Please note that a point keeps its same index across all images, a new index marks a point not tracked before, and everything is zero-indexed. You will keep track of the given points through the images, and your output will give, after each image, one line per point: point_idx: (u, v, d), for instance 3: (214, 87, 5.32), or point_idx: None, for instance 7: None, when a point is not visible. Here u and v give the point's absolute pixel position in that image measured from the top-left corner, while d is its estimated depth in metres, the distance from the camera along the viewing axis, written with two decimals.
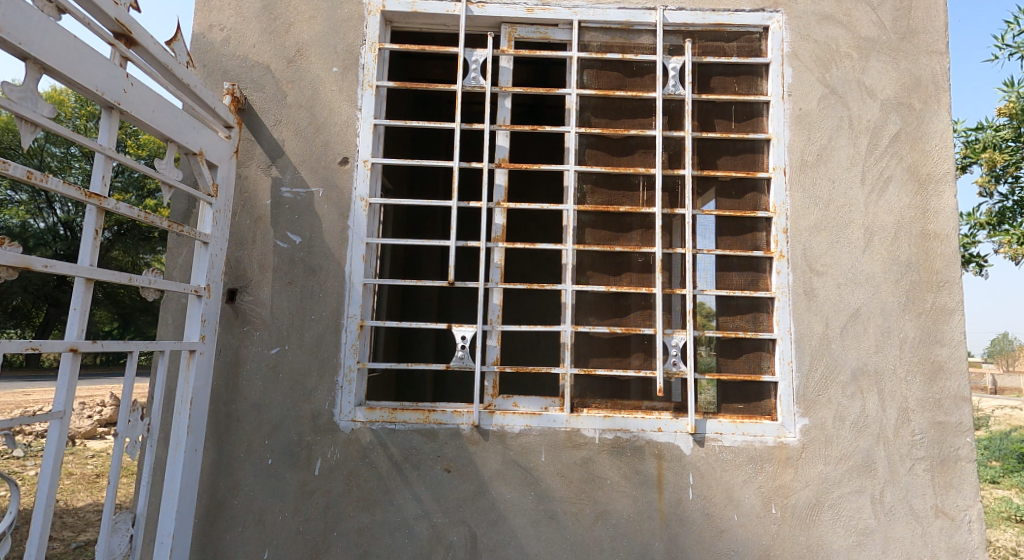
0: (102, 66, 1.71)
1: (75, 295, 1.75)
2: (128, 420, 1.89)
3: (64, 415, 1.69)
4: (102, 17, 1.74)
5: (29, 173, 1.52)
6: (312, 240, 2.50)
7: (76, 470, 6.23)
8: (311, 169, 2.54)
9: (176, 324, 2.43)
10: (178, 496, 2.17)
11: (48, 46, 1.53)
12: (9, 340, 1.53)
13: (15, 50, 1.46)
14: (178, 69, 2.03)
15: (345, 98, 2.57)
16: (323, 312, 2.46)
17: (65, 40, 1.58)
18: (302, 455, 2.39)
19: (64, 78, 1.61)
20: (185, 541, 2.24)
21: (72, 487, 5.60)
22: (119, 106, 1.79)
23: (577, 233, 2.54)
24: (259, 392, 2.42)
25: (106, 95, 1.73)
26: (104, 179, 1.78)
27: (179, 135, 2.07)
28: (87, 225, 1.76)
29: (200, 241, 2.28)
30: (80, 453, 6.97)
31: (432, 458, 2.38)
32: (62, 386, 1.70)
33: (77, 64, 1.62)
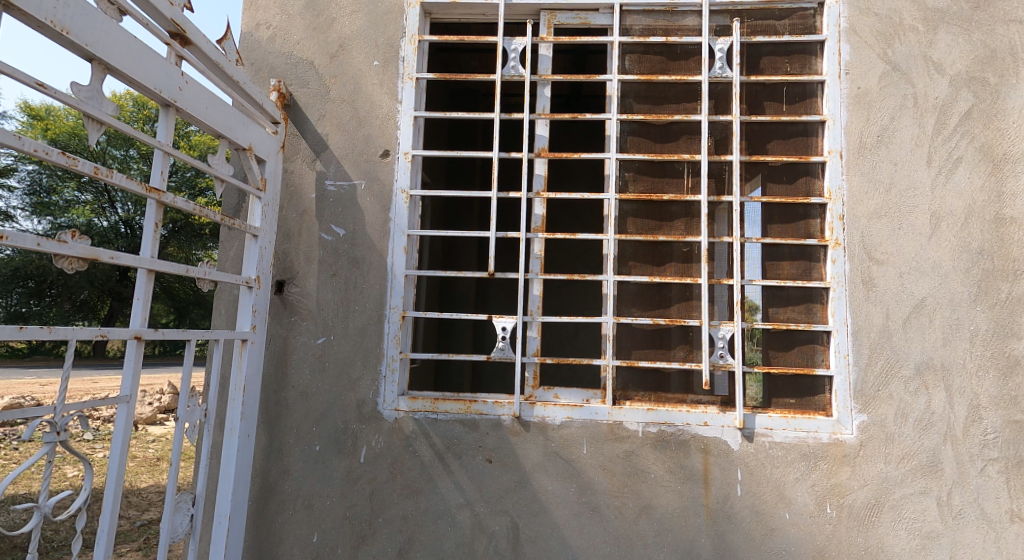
0: (159, 65, 1.79)
1: (138, 286, 1.84)
2: (187, 406, 1.98)
3: (131, 400, 1.78)
4: (159, 18, 1.81)
5: (95, 169, 1.60)
6: (355, 232, 2.56)
7: (138, 453, 6.63)
8: (353, 163, 2.59)
9: (229, 315, 2.52)
10: (234, 479, 2.27)
11: (111, 47, 1.61)
12: (81, 327, 1.62)
13: (81, 51, 1.54)
14: (228, 66, 2.09)
15: (386, 92, 2.61)
16: (367, 303, 2.51)
17: (126, 40, 1.66)
18: (348, 442, 2.45)
19: (126, 78, 1.69)
20: (241, 523, 2.34)
21: (134, 469, 5.99)
22: (176, 104, 1.87)
23: (619, 223, 2.48)
24: (307, 380, 2.50)
25: (163, 94, 1.81)
26: (162, 175, 1.85)
27: (229, 131, 2.14)
28: (148, 219, 1.85)
29: (250, 234, 2.36)
30: (142, 437, 7.45)
31: (474, 448, 2.40)
32: (128, 372, 1.79)
33: (138, 63, 1.70)
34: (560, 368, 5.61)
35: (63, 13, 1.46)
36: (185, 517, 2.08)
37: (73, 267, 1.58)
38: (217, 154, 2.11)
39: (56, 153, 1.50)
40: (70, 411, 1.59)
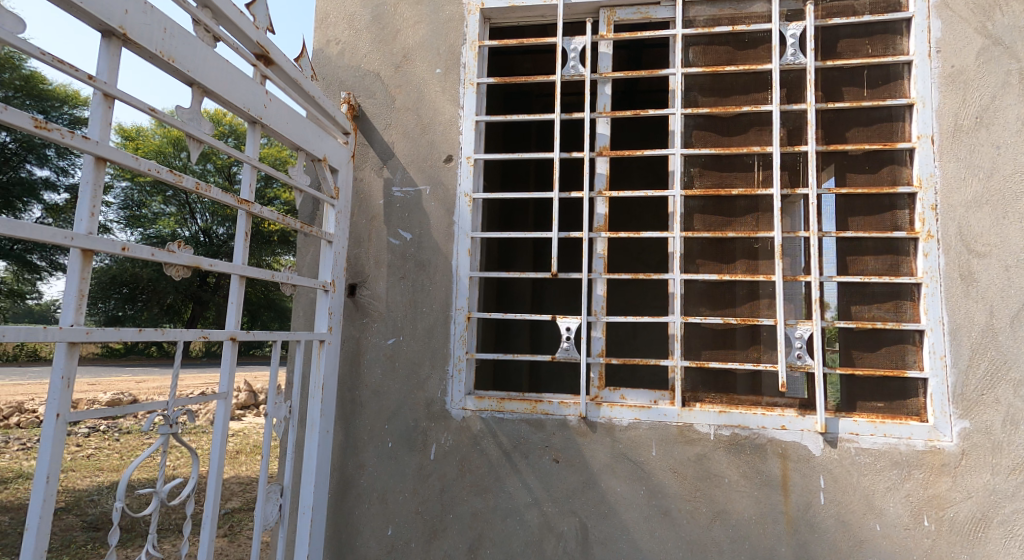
0: (247, 86, 1.92)
1: (231, 291, 1.98)
2: (274, 402, 2.12)
3: (228, 396, 1.92)
4: (246, 41, 1.94)
5: (197, 184, 1.74)
6: (421, 236, 2.64)
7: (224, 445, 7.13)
8: (418, 169, 2.68)
9: (307, 316, 2.67)
10: (316, 472, 2.40)
11: (207, 71, 1.75)
12: (185, 330, 1.78)
13: (183, 77, 1.68)
14: (306, 82, 2.22)
15: (449, 98, 2.67)
16: (434, 304, 2.59)
17: (219, 64, 1.79)
18: (419, 439, 2.53)
19: (220, 98, 1.83)
20: (322, 515, 2.47)
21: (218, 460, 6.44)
22: (261, 121, 2.00)
23: (685, 220, 2.41)
24: (379, 379, 2.60)
25: (251, 111, 1.95)
26: (250, 187, 1.99)
27: (306, 143, 2.27)
28: (239, 229, 1.99)
29: (325, 240, 2.49)
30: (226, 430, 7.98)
31: (541, 448, 2.41)
32: (225, 371, 1.94)
33: (229, 84, 1.84)
34: (620, 368, 5.51)
35: (170, 43, 1.61)
36: (273, 506, 2.23)
37: (179, 274, 1.74)
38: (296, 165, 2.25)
39: (167, 170, 1.63)
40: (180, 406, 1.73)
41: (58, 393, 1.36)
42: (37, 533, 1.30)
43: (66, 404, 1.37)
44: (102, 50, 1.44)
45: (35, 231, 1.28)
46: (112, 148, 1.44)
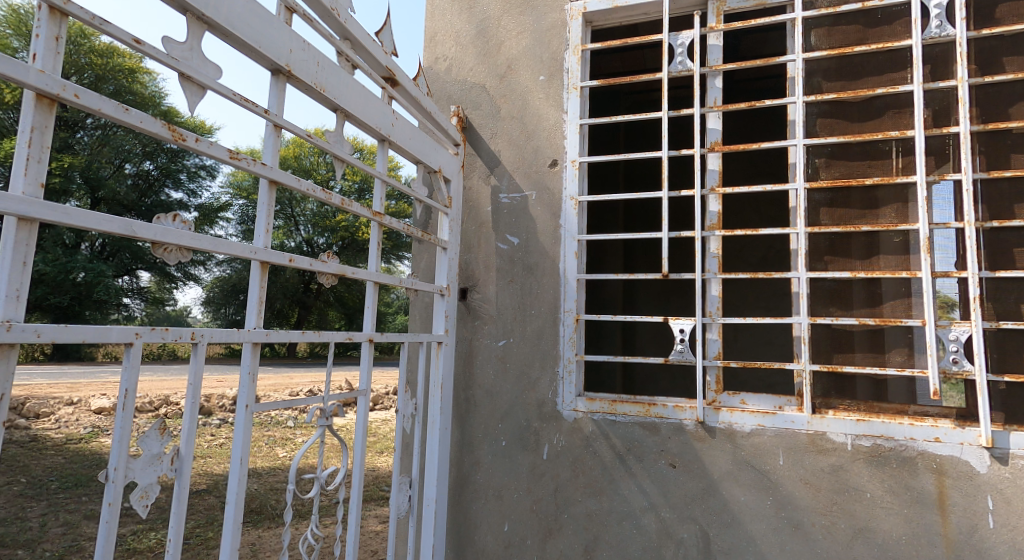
0: (377, 106, 2.08)
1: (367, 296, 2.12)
2: (404, 400, 2.28)
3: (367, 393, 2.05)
4: (375, 66, 2.10)
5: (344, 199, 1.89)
6: (528, 241, 2.68)
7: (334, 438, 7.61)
8: (524, 175, 2.73)
9: (423, 319, 2.81)
10: (438, 467, 2.50)
11: (349, 97, 1.92)
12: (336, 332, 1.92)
13: (331, 104, 1.87)
14: (424, 99, 2.36)
15: (552, 104, 2.71)
16: (542, 307, 2.62)
17: (356, 89, 1.97)
18: (531, 439, 2.57)
19: (358, 120, 2.00)
20: (444, 508, 2.57)
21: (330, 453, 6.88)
22: (389, 138, 2.16)
23: (810, 214, 2.29)
24: (491, 380, 2.67)
25: (381, 130, 2.10)
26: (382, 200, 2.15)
27: (425, 156, 2.41)
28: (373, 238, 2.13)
29: (440, 247, 2.60)
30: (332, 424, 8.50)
31: (656, 452, 2.36)
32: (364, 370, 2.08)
33: (365, 107, 2.00)
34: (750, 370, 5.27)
35: (322, 75, 1.79)
36: (404, 497, 2.34)
37: (329, 282, 1.90)
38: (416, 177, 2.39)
39: (322, 190, 1.75)
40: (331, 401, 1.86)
41: (247, 386, 1.52)
42: (236, 509, 1.48)
43: (251, 394, 1.53)
44: (272, 87, 1.62)
45: (226, 248, 1.41)
46: (282, 170, 1.59)
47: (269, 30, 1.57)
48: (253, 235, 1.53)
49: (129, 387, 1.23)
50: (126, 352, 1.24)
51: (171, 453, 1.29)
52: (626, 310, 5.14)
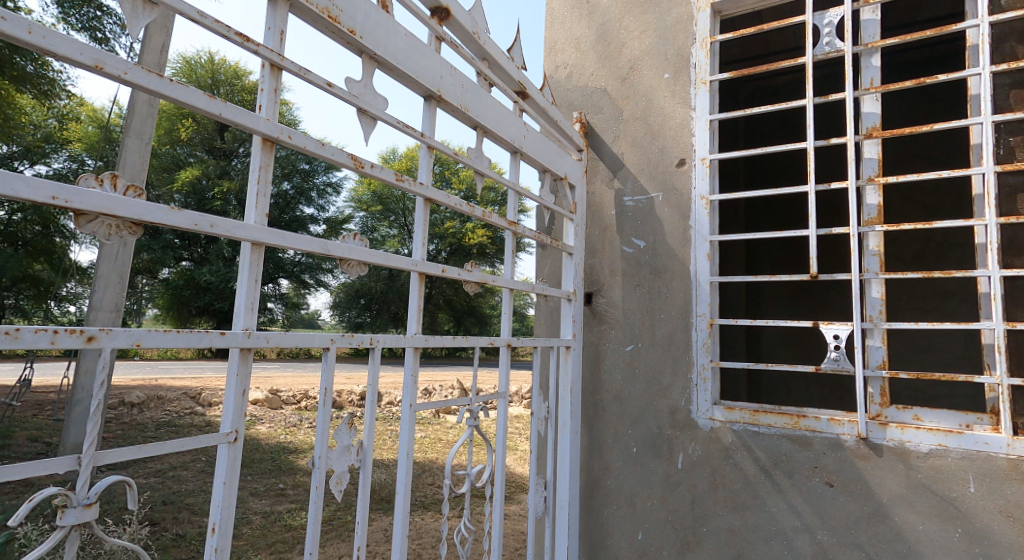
0: (511, 120, 2.17)
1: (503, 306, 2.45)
2: (539, 404, 2.33)
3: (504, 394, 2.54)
4: (509, 81, 2.19)
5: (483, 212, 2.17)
6: (656, 243, 2.57)
7: (446, 438, 7.82)
8: (650, 176, 2.63)
9: (549, 323, 2.81)
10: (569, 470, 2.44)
11: (489, 114, 2.07)
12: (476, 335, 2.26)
13: (473, 122, 2.01)
14: (552, 109, 2.41)
15: (679, 101, 2.59)
16: (673, 311, 2.49)
17: (495, 107, 2.10)
18: (664, 446, 2.43)
19: (494, 135, 2.12)
20: (574, 512, 2.50)
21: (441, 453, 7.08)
22: (521, 150, 2.24)
23: (1003, 202, 1.98)
24: (619, 385, 2.57)
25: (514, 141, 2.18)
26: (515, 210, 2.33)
27: (552, 164, 2.43)
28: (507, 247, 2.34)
29: (566, 252, 2.57)
30: (444, 424, 8.76)
31: (809, 468, 2.15)
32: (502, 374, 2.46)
33: (501, 122, 2.13)
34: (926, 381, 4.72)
35: (467, 97, 1.96)
36: (539, 497, 2.38)
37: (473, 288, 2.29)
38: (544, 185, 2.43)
39: (467, 205, 2.05)
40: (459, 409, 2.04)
41: (411, 387, 1.93)
42: (404, 493, 1.85)
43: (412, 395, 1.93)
44: (426, 111, 1.81)
45: (397, 262, 1.78)
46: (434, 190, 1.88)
47: (424, 61, 1.78)
48: (412, 248, 1.87)
49: (327, 386, 1.53)
50: (324, 356, 1.59)
51: (356, 446, 1.66)
52: (752, 315, 4.82)
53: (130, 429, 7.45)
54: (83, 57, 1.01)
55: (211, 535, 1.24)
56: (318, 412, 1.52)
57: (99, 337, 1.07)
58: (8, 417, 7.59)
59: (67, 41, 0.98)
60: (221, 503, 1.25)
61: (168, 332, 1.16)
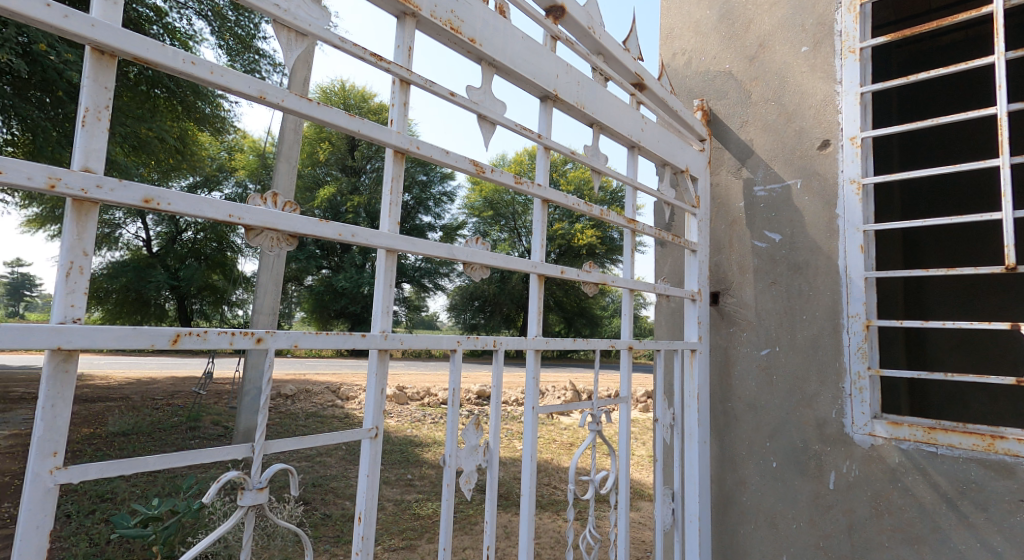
0: (628, 113, 2.02)
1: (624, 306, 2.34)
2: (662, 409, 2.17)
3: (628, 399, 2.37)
4: (626, 73, 2.04)
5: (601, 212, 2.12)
6: (795, 236, 2.29)
7: (561, 439, 7.74)
8: (785, 162, 2.35)
9: (671, 325, 2.62)
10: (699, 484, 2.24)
11: (605, 109, 1.94)
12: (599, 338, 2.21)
13: (588, 119, 1.89)
14: (671, 99, 2.24)
15: (820, 76, 2.28)
16: (817, 312, 2.19)
17: (611, 101, 1.96)
18: (812, 464, 2.15)
19: (611, 131, 1.99)
20: (706, 529, 2.28)
21: (558, 453, 7.01)
22: (640, 144, 2.09)
23: None
24: (754, 392, 2.31)
25: (632, 136, 2.03)
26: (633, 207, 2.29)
27: (672, 157, 2.26)
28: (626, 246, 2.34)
29: (688, 249, 2.36)
30: (559, 425, 8.68)
31: (1008, 502, 1.77)
32: (624, 375, 2.36)
33: (619, 117, 1.98)
34: None
35: (583, 93, 1.85)
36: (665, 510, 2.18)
37: (592, 289, 2.20)
38: (663, 179, 2.26)
39: (584, 202, 1.94)
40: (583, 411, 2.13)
41: (533, 389, 1.85)
42: (529, 497, 1.81)
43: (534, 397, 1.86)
44: (543, 112, 1.76)
45: (516, 264, 1.68)
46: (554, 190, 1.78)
47: (541, 61, 1.71)
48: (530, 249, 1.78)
49: (456, 386, 1.57)
50: (451, 357, 1.59)
51: (484, 446, 1.70)
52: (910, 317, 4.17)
53: (281, 417, 8.14)
54: (251, 89, 1.11)
55: (358, 524, 1.32)
56: (446, 411, 1.55)
57: (267, 338, 1.16)
58: (195, 403, 8.61)
59: (242, 77, 1.08)
60: (365, 496, 1.32)
61: (320, 333, 1.26)
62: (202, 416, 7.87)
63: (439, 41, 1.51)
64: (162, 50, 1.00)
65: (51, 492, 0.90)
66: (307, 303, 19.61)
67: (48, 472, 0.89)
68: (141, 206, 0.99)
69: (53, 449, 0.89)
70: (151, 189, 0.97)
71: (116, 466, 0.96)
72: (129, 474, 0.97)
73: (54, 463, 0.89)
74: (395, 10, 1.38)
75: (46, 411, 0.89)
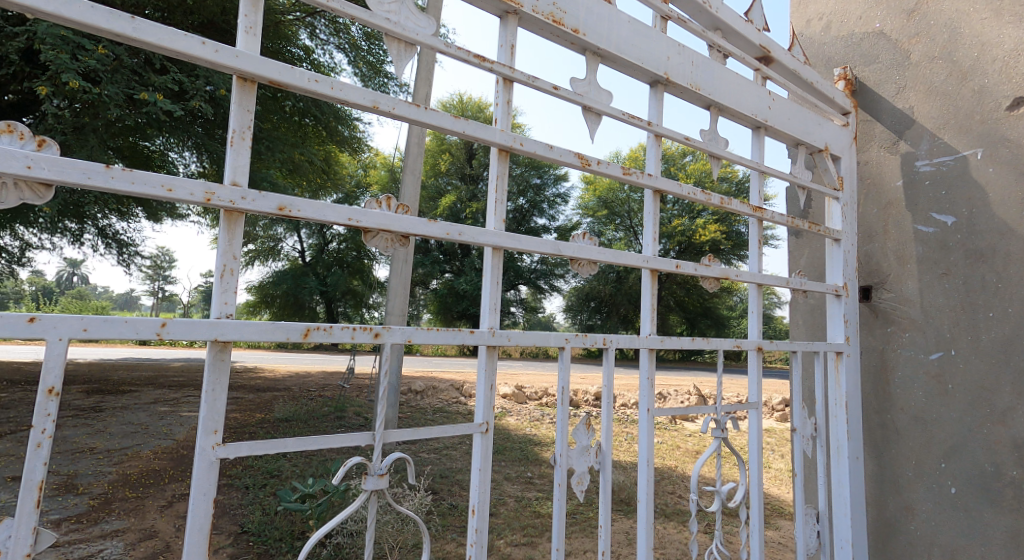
0: (752, 91, 1.85)
1: (752, 300, 2.02)
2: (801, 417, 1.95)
3: (759, 405, 2.06)
4: (749, 47, 1.87)
5: (722, 200, 1.89)
6: (974, 215, 1.93)
7: (685, 445, 7.30)
8: (959, 130, 2.00)
9: (807, 325, 2.56)
10: (852, 505, 1.97)
11: (724, 88, 1.78)
12: (724, 339, 1.92)
13: (704, 102, 1.76)
14: (806, 71, 2.00)
15: (1008, 20, 1.93)
16: (1011, 308, 1.82)
17: (732, 79, 1.81)
18: (1008, 494, 1.81)
19: (732, 112, 1.83)
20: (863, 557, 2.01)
21: (683, 460, 6.61)
22: (766, 124, 1.91)
23: None
24: (923, 404, 1.99)
25: (757, 116, 1.87)
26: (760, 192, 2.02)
27: (807, 135, 2.01)
28: (753, 236, 2.03)
29: (831, 238, 2.09)
30: (683, 430, 8.20)
31: None
32: (753, 379, 2.05)
33: (740, 96, 1.82)
34: None
35: (697, 73, 1.71)
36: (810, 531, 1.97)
37: (711, 284, 1.95)
38: (796, 161, 2.03)
39: (701, 191, 1.83)
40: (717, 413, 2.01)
41: (648, 390, 1.75)
42: (647, 502, 1.74)
43: (649, 399, 1.76)
44: (652, 100, 1.66)
45: (627, 259, 1.63)
46: (665, 179, 1.69)
47: (649, 44, 1.61)
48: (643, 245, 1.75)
49: (564, 385, 1.56)
50: (562, 356, 1.56)
51: (595, 447, 1.68)
52: None
53: (411, 411, 8.41)
54: (367, 101, 1.21)
55: (472, 516, 1.37)
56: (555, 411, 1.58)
57: (383, 333, 1.21)
58: (339, 395, 9.20)
59: (358, 91, 1.19)
60: (479, 488, 1.36)
61: (432, 329, 1.28)
62: (348, 405, 8.31)
63: (543, 36, 1.49)
64: (293, 72, 1.12)
65: (214, 464, 1.05)
66: (431, 304, 20.39)
67: (212, 446, 1.04)
68: (278, 214, 1.09)
69: (214, 427, 1.04)
70: (285, 198, 1.08)
71: (263, 446, 1.10)
72: (273, 454, 1.11)
73: (215, 439, 1.04)
74: (497, 11, 1.40)
75: (209, 394, 1.04)
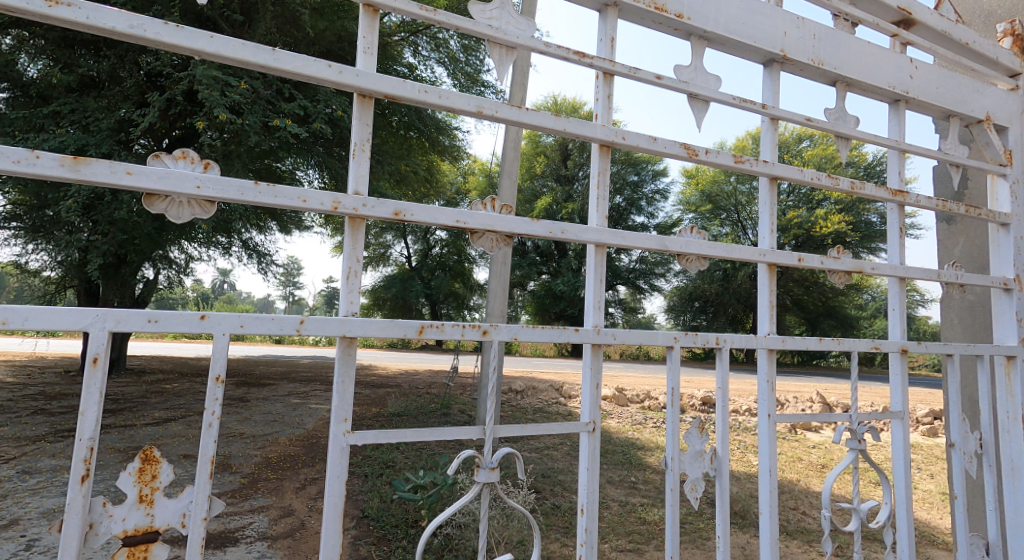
0: (890, 61, 1.80)
1: (893, 297, 1.83)
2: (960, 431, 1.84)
3: (904, 416, 1.80)
4: (886, 11, 1.83)
5: (853, 184, 1.75)
6: None
7: (807, 457, 6.65)
8: None
9: (963, 323, 2.39)
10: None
11: (853, 61, 1.75)
12: (859, 340, 1.76)
13: (830, 77, 1.75)
14: (959, 30, 1.91)
15: None
16: None
17: (862, 48, 1.77)
18: None
19: (865, 86, 1.80)
20: None
21: (806, 473, 6.03)
22: (908, 95, 1.83)
23: None
24: None
25: (897, 87, 1.81)
26: (899, 174, 1.83)
27: (963, 105, 1.93)
28: (891, 225, 1.84)
29: (998, 223, 1.99)
30: (805, 441, 7.50)
31: None
32: (897, 387, 1.81)
33: (875, 66, 1.78)
34: None
35: (820, 47, 1.70)
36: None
37: (841, 280, 1.76)
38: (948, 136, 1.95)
39: (827, 176, 1.75)
40: (864, 421, 1.82)
41: (768, 394, 1.63)
42: (771, 517, 1.63)
43: (772, 404, 1.63)
44: (766, 78, 1.67)
45: (741, 253, 1.58)
46: (783, 166, 1.65)
47: (763, 21, 1.62)
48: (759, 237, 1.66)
49: (674, 385, 1.61)
50: (670, 355, 1.58)
51: (711, 452, 1.62)
52: None
53: (511, 411, 8.34)
54: (470, 105, 1.36)
55: (580, 516, 1.40)
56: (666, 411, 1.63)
57: (490, 331, 1.30)
58: (443, 393, 9.27)
59: (461, 97, 1.34)
60: (587, 487, 1.41)
61: (536, 328, 1.33)
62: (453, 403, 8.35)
63: (643, 23, 1.55)
64: (404, 85, 1.28)
65: (344, 451, 1.21)
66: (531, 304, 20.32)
67: (343, 433, 1.21)
68: (392, 218, 1.24)
69: (344, 417, 1.21)
70: (399, 204, 1.23)
71: (384, 435, 1.26)
72: (394, 442, 1.27)
73: (344, 428, 1.21)
74: (596, 5, 1.49)
75: (340, 385, 1.21)
